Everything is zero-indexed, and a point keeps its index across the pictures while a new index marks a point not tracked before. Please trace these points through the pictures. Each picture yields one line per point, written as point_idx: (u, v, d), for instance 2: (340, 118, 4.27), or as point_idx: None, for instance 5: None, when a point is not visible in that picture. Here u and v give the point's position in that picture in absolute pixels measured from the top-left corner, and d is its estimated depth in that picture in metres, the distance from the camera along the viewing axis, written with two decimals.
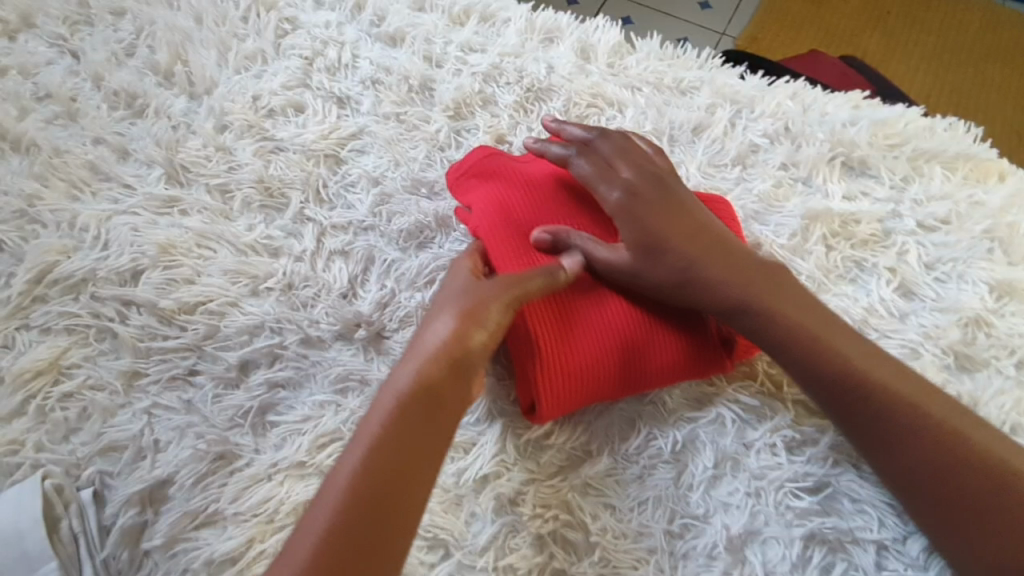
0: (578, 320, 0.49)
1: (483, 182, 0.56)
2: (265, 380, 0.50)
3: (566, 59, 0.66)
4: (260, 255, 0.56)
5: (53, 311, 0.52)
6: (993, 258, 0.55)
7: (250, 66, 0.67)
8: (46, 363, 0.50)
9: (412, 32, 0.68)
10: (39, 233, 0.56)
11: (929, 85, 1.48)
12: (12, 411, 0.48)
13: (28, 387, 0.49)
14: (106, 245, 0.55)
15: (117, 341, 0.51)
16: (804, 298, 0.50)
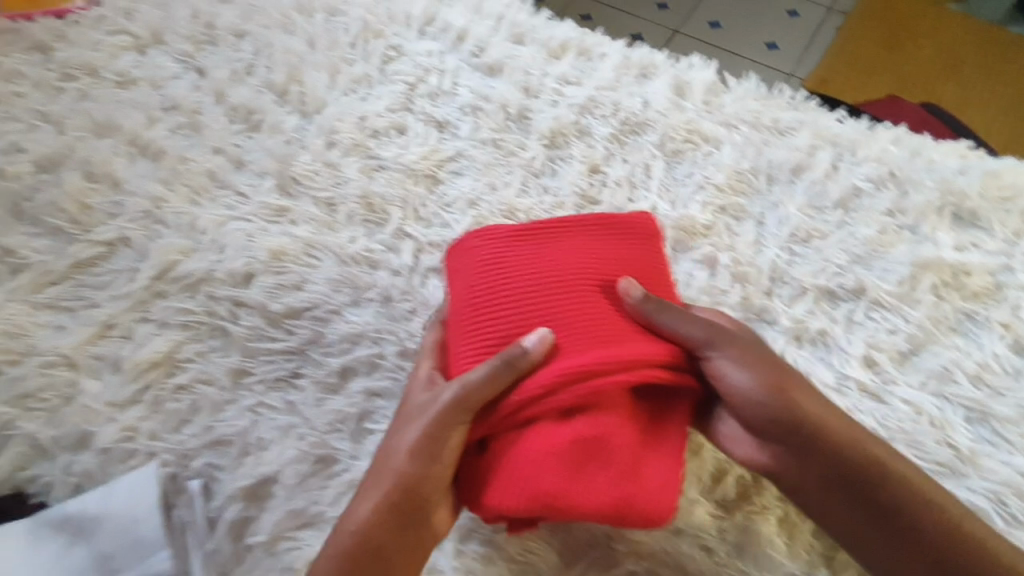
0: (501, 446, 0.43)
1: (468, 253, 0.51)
2: (364, 388, 0.51)
3: (663, 95, 0.67)
4: (361, 266, 0.58)
5: (172, 306, 0.56)
6: None
7: (356, 89, 0.71)
8: (162, 356, 0.53)
9: (511, 63, 0.71)
10: (163, 234, 0.60)
11: (1007, 137, 1.44)
12: (130, 399, 0.51)
13: (145, 377, 0.52)
14: (222, 248, 0.59)
15: (228, 340, 0.54)
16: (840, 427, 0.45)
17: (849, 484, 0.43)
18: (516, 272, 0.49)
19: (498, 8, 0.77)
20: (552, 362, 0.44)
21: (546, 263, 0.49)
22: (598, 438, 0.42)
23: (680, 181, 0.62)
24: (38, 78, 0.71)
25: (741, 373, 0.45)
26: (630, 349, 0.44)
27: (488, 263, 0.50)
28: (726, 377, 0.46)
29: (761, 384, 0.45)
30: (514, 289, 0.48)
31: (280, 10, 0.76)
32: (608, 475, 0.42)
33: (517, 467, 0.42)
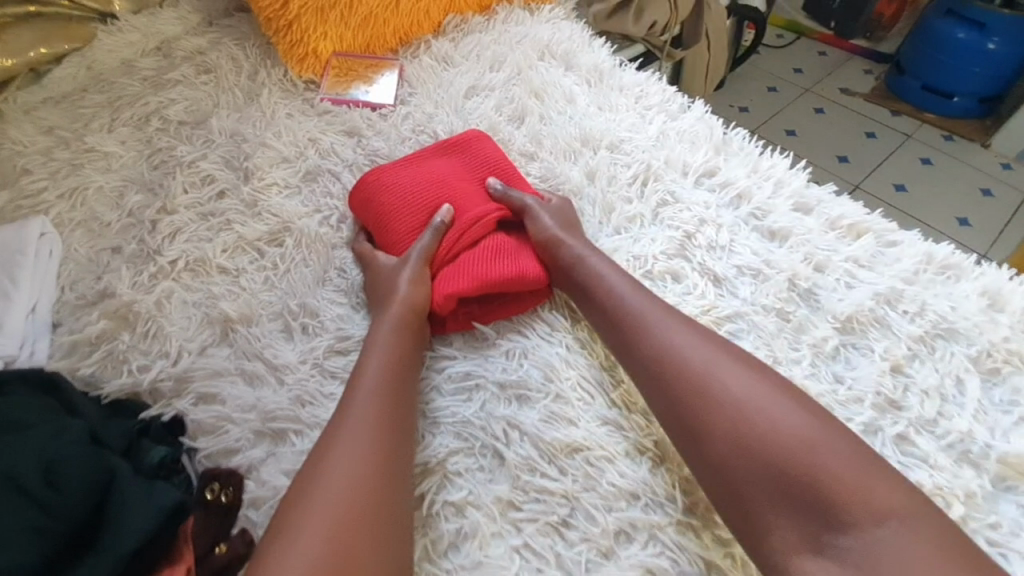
0: (445, 271, 0.65)
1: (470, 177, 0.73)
2: (640, 562, 0.48)
3: (974, 303, 0.63)
4: (631, 412, 0.58)
5: (450, 411, 0.57)
6: None
7: (630, 227, 0.73)
8: (435, 463, 0.54)
9: (797, 232, 0.70)
10: (454, 340, 0.64)
11: None
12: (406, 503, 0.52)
13: (418, 484, 0.52)
14: (496, 369, 0.60)
15: (501, 462, 0.54)
16: (677, 359, 0.55)
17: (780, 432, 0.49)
18: (455, 184, 0.72)
19: (775, 171, 0.78)
20: (452, 231, 0.67)
21: (454, 174, 0.73)
22: (492, 256, 0.65)
23: (996, 406, 0.57)
24: (352, 158, 0.79)
25: (706, 358, 0.55)
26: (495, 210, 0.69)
27: (433, 174, 0.72)
28: (657, 350, 0.56)
29: (701, 366, 0.54)
30: (468, 187, 0.71)
31: (566, 138, 0.81)
32: (510, 271, 0.64)
33: (456, 276, 0.64)
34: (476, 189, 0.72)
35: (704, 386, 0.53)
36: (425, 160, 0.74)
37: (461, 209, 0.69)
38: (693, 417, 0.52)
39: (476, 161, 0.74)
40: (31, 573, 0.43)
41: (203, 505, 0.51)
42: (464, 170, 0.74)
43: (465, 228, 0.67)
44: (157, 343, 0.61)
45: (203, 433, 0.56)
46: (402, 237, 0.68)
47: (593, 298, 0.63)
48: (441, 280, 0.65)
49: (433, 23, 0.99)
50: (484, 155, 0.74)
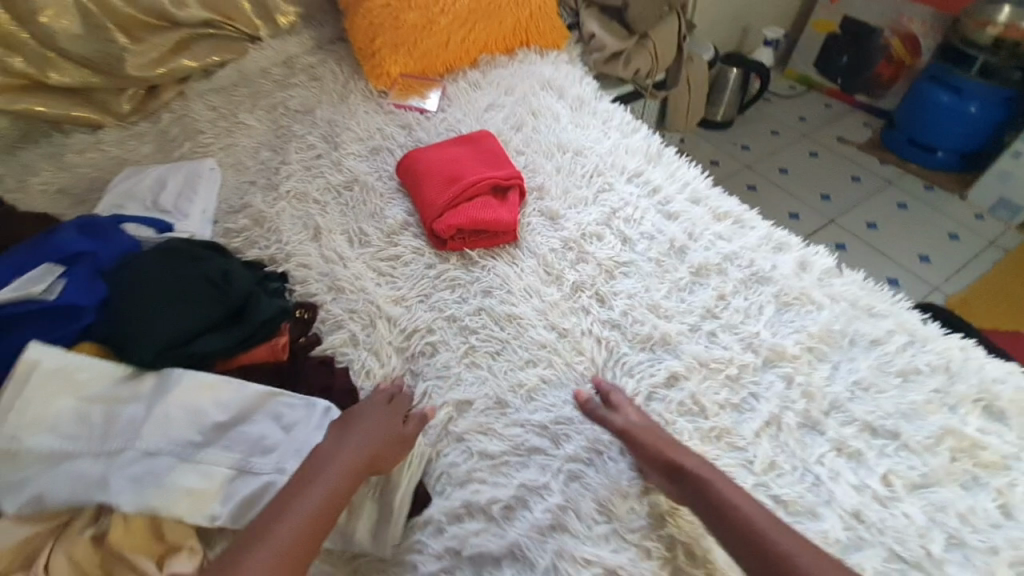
0: (449, 212, 1.00)
1: (474, 159, 1.09)
2: (535, 373, 0.84)
3: (788, 264, 0.96)
4: (552, 304, 0.92)
5: (439, 297, 0.93)
6: None
7: (577, 202, 1.09)
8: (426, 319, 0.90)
9: (686, 214, 1.05)
10: (449, 257, 0.99)
11: None
12: (406, 339, 0.88)
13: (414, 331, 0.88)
14: (474, 279, 0.95)
15: (459, 328, 0.89)
16: (685, 470, 0.68)
17: (773, 560, 0.58)
18: (463, 163, 1.08)
19: (686, 177, 1.13)
20: (457, 188, 1.02)
21: (463, 158, 1.09)
22: (481, 207, 1.01)
23: (784, 323, 0.89)
24: (404, 142, 1.20)
25: (753, 515, 0.63)
26: (488, 177, 1.04)
27: (449, 157, 1.09)
28: (695, 480, 0.67)
29: (769, 531, 0.61)
30: (471, 165, 1.08)
31: (547, 144, 1.19)
32: (491, 216, 0.99)
33: (456, 216, 0.99)
34: (476, 165, 1.08)
35: (711, 490, 0.66)
36: (446, 147, 1.12)
37: (464, 177, 1.04)
38: (721, 526, 0.63)
39: (478, 149, 1.12)
40: (210, 325, 0.82)
41: (296, 318, 0.90)
42: (469, 155, 1.10)
43: (465, 188, 1.02)
44: (274, 235, 1.02)
45: (296, 283, 0.95)
46: (425, 192, 1.04)
47: (646, 454, 0.71)
48: (446, 216, 1.00)
49: (471, 59, 1.40)
50: (485, 147, 1.12)
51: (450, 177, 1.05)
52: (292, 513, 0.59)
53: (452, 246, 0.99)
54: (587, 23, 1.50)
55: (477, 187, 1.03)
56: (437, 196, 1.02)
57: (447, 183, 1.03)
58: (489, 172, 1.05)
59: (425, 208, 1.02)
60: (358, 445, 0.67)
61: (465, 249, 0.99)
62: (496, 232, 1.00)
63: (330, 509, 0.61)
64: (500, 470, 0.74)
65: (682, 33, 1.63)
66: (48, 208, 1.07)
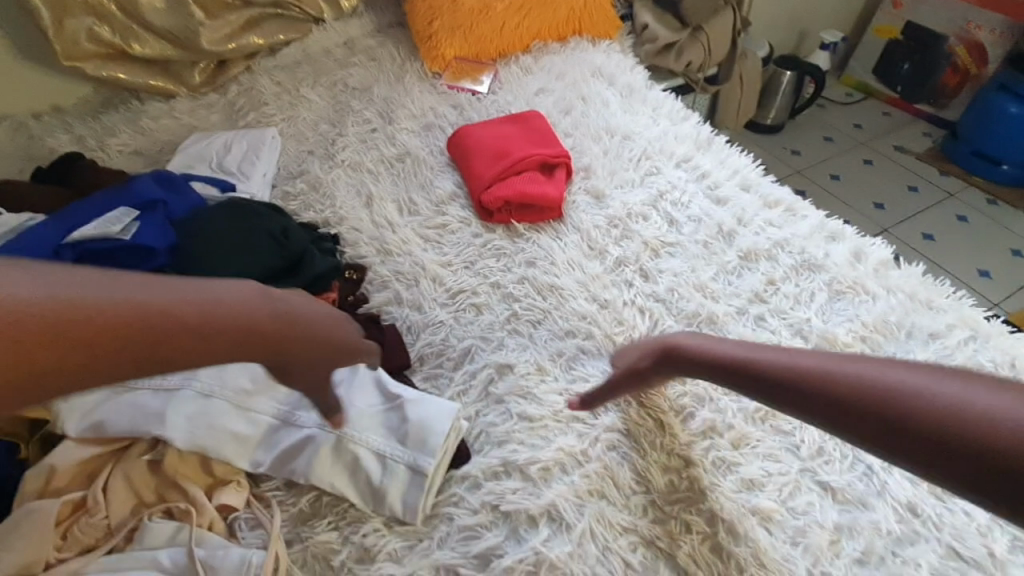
0: (497, 185, 1.02)
1: (524, 138, 1.11)
2: (576, 345, 0.83)
3: (842, 254, 0.93)
4: (595, 280, 0.92)
5: (484, 266, 0.94)
6: None
7: (625, 184, 1.09)
8: (470, 285, 0.91)
9: (736, 201, 1.04)
10: (496, 228, 1.00)
11: None
12: (449, 302, 0.88)
13: (457, 296, 0.89)
14: (519, 250, 0.96)
15: (503, 294, 0.90)
16: (763, 376, 0.56)
17: (910, 420, 0.44)
18: (513, 141, 1.10)
19: (736, 165, 1.12)
20: (506, 162, 1.04)
21: (514, 136, 1.11)
22: (529, 182, 1.02)
23: (836, 311, 0.86)
24: (455, 121, 1.23)
25: (786, 360, 0.56)
26: (537, 154, 1.06)
27: (500, 134, 1.11)
28: (776, 381, 0.55)
29: (846, 369, 0.50)
30: (521, 143, 1.09)
31: (596, 128, 1.20)
32: (539, 192, 1.00)
33: (504, 189, 1.01)
34: (526, 144, 1.09)
35: (802, 389, 0.53)
36: (496, 124, 1.14)
37: (514, 153, 1.06)
38: (842, 419, 0.49)
39: (528, 128, 1.13)
40: (268, 276, 0.85)
41: (345, 279, 0.91)
42: (519, 134, 1.12)
43: (514, 163, 1.04)
44: (328, 201, 1.05)
45: (347, 245, 0.98)
46: (475, 166, 1.06)
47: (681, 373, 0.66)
48: (494, 189, 1.01)
49: (524, 45, 1.42)
50: (534, 126, 1.14)
51: (500, 152, 1.07)
52: (102, 274, 0.42)
53: (498, 219, 1.01)
54: (641, 14, 1.51)
55: (526, 164, 1.04)
56: (487, 169, 1.04)
57: (496, 158, 1.05)
58: (538, 150, 1.07)
59: (474, 180, 1.04)
60: (248, 300, 0.50)
61: (511, 221, 1.00)
62: (542, 207, 1.01)
63: (120, 321, 0.41)
64: (540, 432, 0.72)
65: (737, 29, 1.62)
66: (124, 167, 1.14)
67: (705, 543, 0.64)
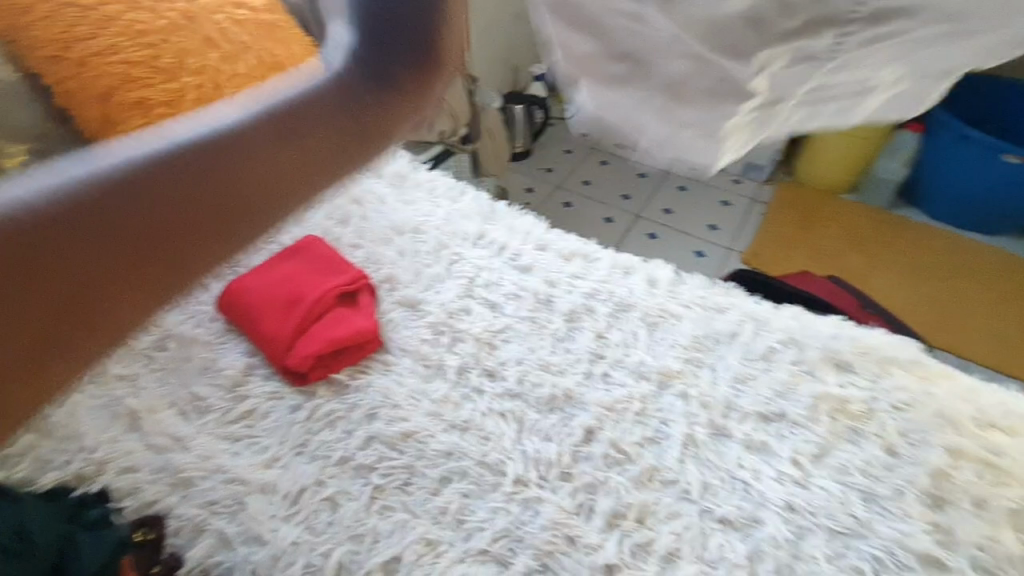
0: (298, 340, 0.88)
1: (305, 272, 0.98)
2: (457, 491, 0.75)
3: (640, 283, 1.01)
4: (446, 405, 0.85)
5: (321, 443, 0.80)
6: (957, 429, 0.79)
7: (433, 283, 1.04)
8: (312, 479, 0.76)
9: (538, 263, 1.07)
10: (316, 387, 0.86)
11: (933, 312, 1.94)
12: (293, 513, 0.73)
13: (302, 497, 0.75)
14: (351, 404, 0.85)
15: (354, 468, 0.78)
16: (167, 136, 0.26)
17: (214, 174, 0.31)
18: (295, 280, 0.96)
19: (526, 226, 1.16)
20: (298, 312, 0.90)
21: (294, 273, 0.97)
22: (333, 324, 0.90)
23: (658, 341, 0.92)
24: None
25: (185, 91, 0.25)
26: (330, 288, 0.94)
27: (278, 277, 0.96)
28: None
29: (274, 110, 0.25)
30: (306, 279, 0.96)
31: (381, 231, 1.14)
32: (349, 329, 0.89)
33: (309, 342, 0.87)
34: (312, 278, 0.96)
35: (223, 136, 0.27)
36: (269, 263, 0.98)
37: (302, 294, 0.93)
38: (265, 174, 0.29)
39: (309, 258, 1.00)
40: None
41: (137, 545, 0.70)
42: (300, 268, 0.98)
43: (307, 309, 0.90)
44: (74, 442, 0.79)
45: (128, 495, 0.75)
46: (263, 325, 0.90)
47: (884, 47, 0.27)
48: (295, 346, 0.87)
49: None
50: (315, 253, 1.01)
51: (287, 300, 0.92)
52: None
53: (315, 376, 0.87)
54: None
55: (320, 302, 0.91)
56: (279, 327, 0.89)
57: (285, 309, 0.91)
58: (329, 282, 0.95)
59: (268, 343, 0.88)
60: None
61: (330, 374, 0.87)
62: (359, 343, 0.90)
63: None
64: None
65: (469, 87, 1.69)
66: None
67: None
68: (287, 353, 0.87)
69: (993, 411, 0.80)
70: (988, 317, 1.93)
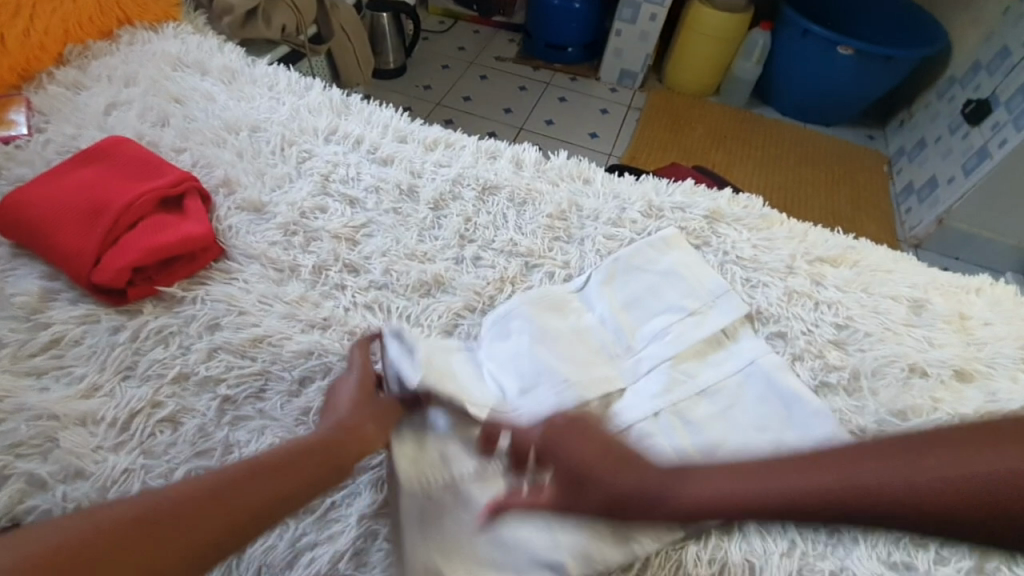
0: (108, 251, 0.74)
1: (111, 177, 0.81)
2: (320, 388, 0.70)
3: (507, 169, 0.99)
4: (302, 306, 0.77)
5: (152, 362, 0.69)
6: (797, 263, 0.84)
7: (280, 184, 0.92)
8: (144, 401, 0.66)
9: (399, 156, 0.99)
10: (141, 306, 0.74)
11: (780, 196, 2.15)
12: (123, 441, 0.64)
13: (133, 424, 0.65)
14: (188, 317, 0.74)
15: (197, 382, 0.69)
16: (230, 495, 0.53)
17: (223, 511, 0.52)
18: (97, 186, 0.80)
19: (384, 118, 1.06)
20: (105, 220, 0.75)
21: (96, 179, 0.81)
22: (153, 230, 0.77)
23: (527, 221, 0.91)
24: None
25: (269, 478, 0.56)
26: (144, 191, 0.79)
27: (75, 186, 0.80)
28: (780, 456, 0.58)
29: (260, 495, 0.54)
30: (111, 185, 0.80)
31: (211, 130, 0.97)
32: (173, 235, 0.76)
33: (121, 252, 0.73)
34: (120, 183, 0.81)
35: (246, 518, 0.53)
36: (63, 175, 0.82)
37: (107, 201, 0.77)
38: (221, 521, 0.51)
39: (117, 163, 0.84)
40: None
41: None
42: (104, 175, 0.82)
43: (116, 215, 0.76)
44: None
45: None
46: (60, 240, 0.75)
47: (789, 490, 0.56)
48: (104, 258, 0.73)
49: (53, 55, 1.06)
50: (124, 157, 0.85)
51: (89, 211, 0.77)
52: None
53: (137, 293, 0.74)
54: None
55: (132, 208, 0.77)
56: (81, 240, 0.74)
57: (88, 220, 0.76)
58: (143, 186, 0.80)
59: (69, 260, 0.74)
60: None
61: (157, 288, 0.75)
62: (190, 251, 0.78)
63: None
64: (330, 516, 0.60)
65: None
66: None
67: None
68: (94, 268, 0.73)
69: (820, 248, 0.87)
70: (825, 195, 2.19)
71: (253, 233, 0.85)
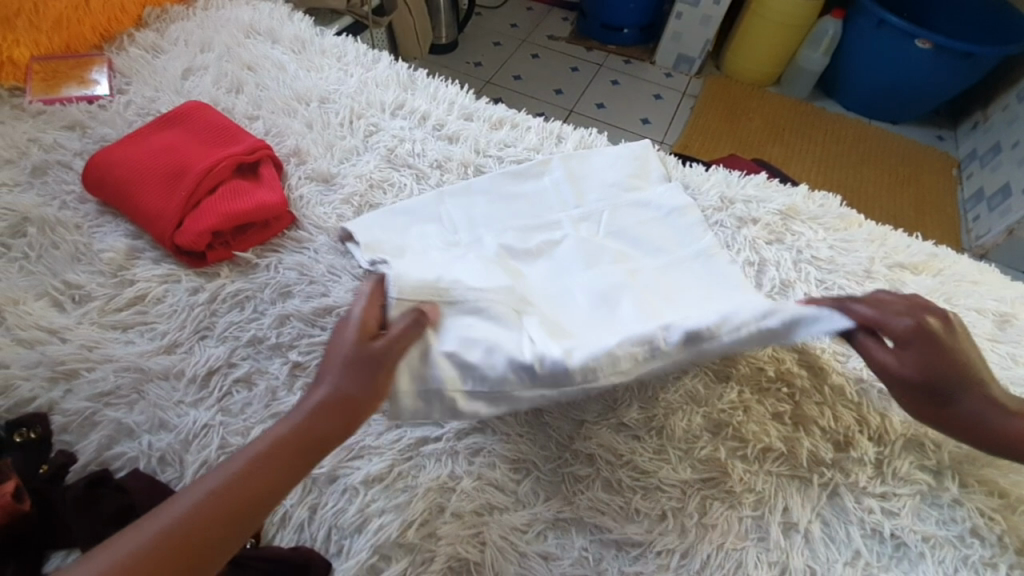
0: (188, 215, 0.76)
1: (190, 142, 0.83)
2: None
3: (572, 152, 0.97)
4: None
5: (229, 324, 0.72)
6: (872, 271, 0.81)
7: (348, 157, 0.93)
8: (220, 361, 0.68)
9: (465, 133, 0.98)
10: (218, 269, 0.76)
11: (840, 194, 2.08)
12: (202, 397, 0.66)
13: (210, 382, 0.67)
14: (262, 283, 0.76)
15: (269, 347, 0.71)
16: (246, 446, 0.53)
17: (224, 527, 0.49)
18: (178, 150, 0.82)
19: (450, 95, 1.05)
20: (186, 185, 0.77)
21: (176, 143, 0.83)
22: (229, 197, 0.78)
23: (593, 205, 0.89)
24: (81, 146, 0.87)
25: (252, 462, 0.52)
26: (222, 157, 0.80)
27: (156, 149, 0.82)
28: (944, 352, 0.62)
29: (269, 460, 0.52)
30: (190, 150, 0.82)
31: (282, 100, 0.99)
32: (248, 202, 0.78)
33: (201, 217, 0.75)
34: (197, 148, 0.82)
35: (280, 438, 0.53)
36: (147, 137, 0.84)
37: (187, 166, 0.79)
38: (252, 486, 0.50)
39: (196, 128, 0.86)
40: None
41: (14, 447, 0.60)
42: (184, 139, 0.84)
43: (196, 180, 0.78)
44: None
45: None
46: (144, 202, 0.77)
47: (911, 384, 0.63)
48: (185, 222, 0.75)
49: (132, 17, 1.09)
50: (203, 123, 0.86)
51: (169, 174, 0.79)
52: None
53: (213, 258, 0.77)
54: None
55: (211, 174, 0.79)
56: (165, 203, 0.76)
57: (169, 183, 0.78)
58: (220, 153, 0.82)
59: (152, 222, 0.76)
60: None
61: (232, 254, 0.77)
62: (265, 219, 0.80)
63: None
64: (398, 485, 0.62)
65: None
66: None
67: (593, 482, 0.65)
68: (176, 232, 0.75)
69: (901, 253, 0.85)
70: (889, 197, 2.10)
71: (320, 205, 0.86)
